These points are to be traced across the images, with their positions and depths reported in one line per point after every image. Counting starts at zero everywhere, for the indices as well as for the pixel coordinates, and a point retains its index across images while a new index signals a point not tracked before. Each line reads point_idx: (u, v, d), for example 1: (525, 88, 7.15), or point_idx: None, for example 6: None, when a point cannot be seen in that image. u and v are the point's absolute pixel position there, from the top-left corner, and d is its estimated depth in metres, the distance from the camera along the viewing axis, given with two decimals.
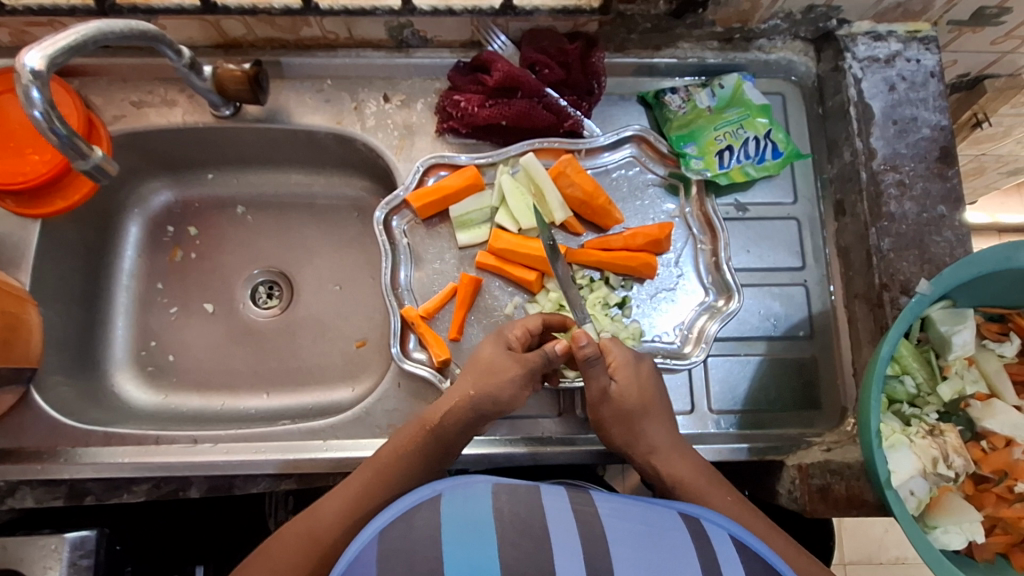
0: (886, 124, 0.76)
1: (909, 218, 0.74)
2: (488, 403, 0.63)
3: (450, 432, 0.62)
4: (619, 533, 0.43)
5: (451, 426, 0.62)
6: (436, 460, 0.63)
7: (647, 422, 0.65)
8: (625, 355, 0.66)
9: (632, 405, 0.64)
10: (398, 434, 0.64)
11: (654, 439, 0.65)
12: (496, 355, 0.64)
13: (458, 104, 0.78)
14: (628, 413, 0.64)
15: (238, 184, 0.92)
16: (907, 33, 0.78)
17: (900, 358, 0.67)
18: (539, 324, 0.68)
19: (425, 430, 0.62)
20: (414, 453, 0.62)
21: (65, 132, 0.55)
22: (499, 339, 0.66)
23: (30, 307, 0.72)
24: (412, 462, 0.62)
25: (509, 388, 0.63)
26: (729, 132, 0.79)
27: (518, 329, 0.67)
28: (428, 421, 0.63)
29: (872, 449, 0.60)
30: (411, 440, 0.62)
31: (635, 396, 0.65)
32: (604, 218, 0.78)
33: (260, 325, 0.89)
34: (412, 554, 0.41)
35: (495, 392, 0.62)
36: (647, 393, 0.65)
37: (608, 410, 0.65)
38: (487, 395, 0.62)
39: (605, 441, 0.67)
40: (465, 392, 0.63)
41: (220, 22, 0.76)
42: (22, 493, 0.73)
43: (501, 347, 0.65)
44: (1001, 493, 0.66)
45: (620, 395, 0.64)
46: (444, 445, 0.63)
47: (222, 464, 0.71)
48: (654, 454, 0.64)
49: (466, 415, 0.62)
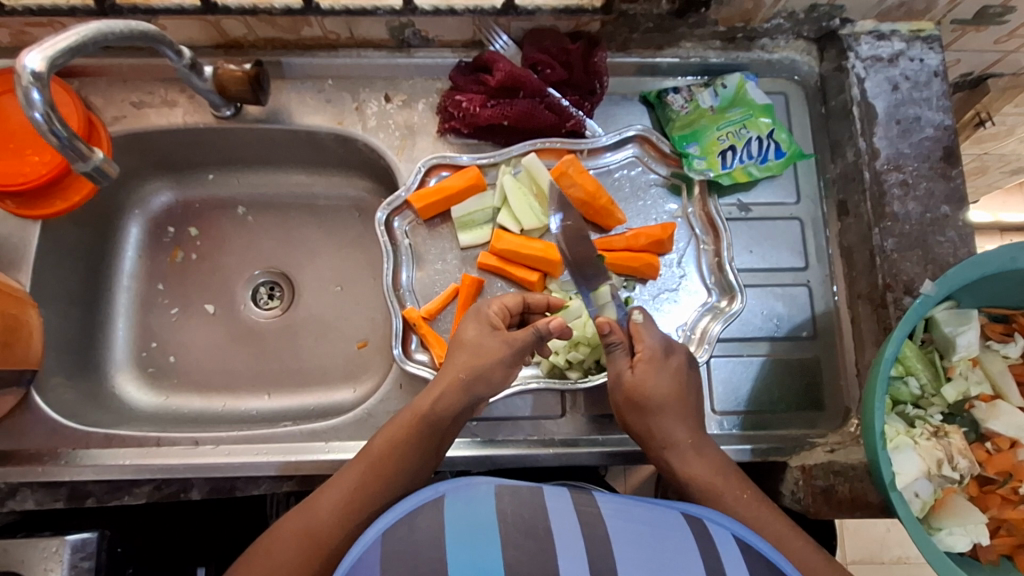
0: (890, 123, 0.76)
1: (913, 218, 0.74)
2: (480, 384, 0.64)
3: (443, 418, 0.63)
4: (623, 534, 0.43)
5: (443, 412, 0.63)
6: (431, 448, 0.63)
7: (661, 417, 0.63)
8: (653, 348, 0.65)
9: (648, 397, 0.63)
10: (391, 424, 0.63)
11: (671, 434, 0.63)
12: (483, 337, 0.65)
13: (460, 105, 0.78)
14: (643, 404, 0.64)
15: (238, 185, 0.92)
16: (911, 32, 0.78)
17: (905, 358, 0.66)
18: (518, 303, 0.69)
19: (416, 418, 0.62)
20: (406, 443, 0.61)
21: (65, 134, 0.54)
22: (480, 319, 0.67)
23: (30, 309, 0.72)
24: (406, 451, 0.61)
25: (500, 367, 0.64)
26: (731, 131, 0.78)
27: (496, 305, 0.67)
28: (421, 410, 0.63)
29: (875, 450, 0.59)
30: (403, 430, 0.62)
31: (652, 389, 0.63)
32: (606, 219, 0.78)
33: (260, 326, 0.89)
34: (415, 556, 0.41)
35: (487, 373, 0.64)
36: (669, 388, 0.64)
37: (622, 395, 0.65)
38: (478, 376, 0.63)
39: (624, 426, 0.68)
40: (457, 375, 0.63)
41: (221, 23, 0.75)
42: (23, 495, 0.72)
43: (484, 327, 0.66)
44: (1006, 495, 0.66)
45: (636, 385, 0.64)
46: (437, 431, 0.63)
47: (223, 466, 0.71)
48: (669, 449, 0.63)
49: (455, 399, 0.63)
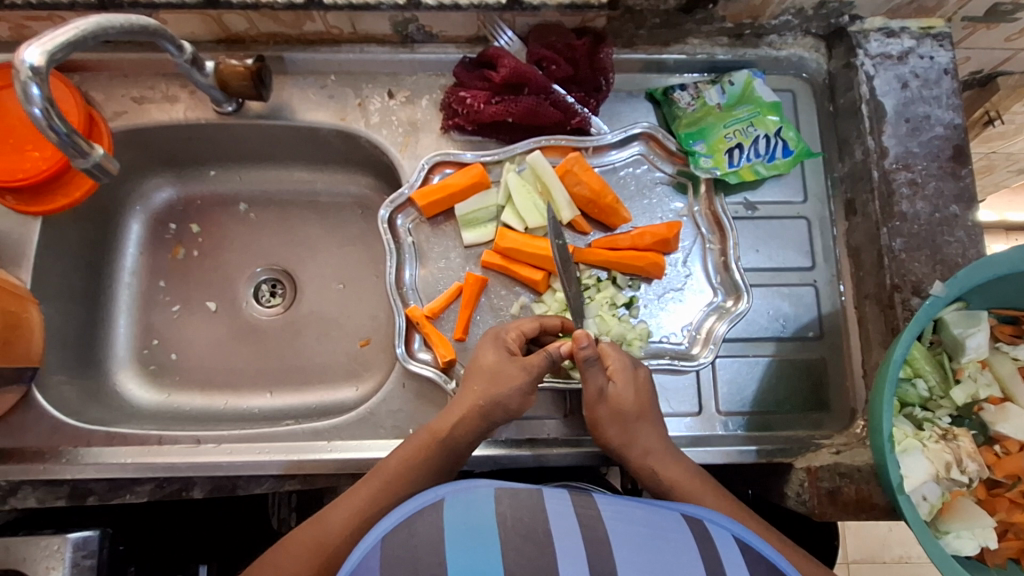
0: (899, 122, 0.75)
1: (921, 218, 0.73)
2: (496, 411, 0.63)
3: (460, 442, 0.63)
4: (624, 537, 0.43)
5: (461, 436, 0.63)
6: (447, 470, 0.63)
7: (641, 426, 0.64)
8: (622, 362, 0.66)
9: (629, 407, 0.64)
10: (407, 444, 0.63)
11: (648, 440, 0.64)
12: (502, 363, 0.65)
13: (464, 101, 0.77)
14: (624, 414, 0.64)
15: (240, 181, 0.91)
16: (920, 29, 0.77)
17: (913, 361, 0.66)
18: (535, 329, 0.68)
19: (434, 440, 0.62)
20: (423, 464, 0.61)
21: (65, 130, 0.53)
22: (499, 343, 0.67)
23: (30, 306, 0.71)
24: (421, 472, 0.61)
25: (518, 396, 0.64)
26: (738, 130, 0.77)
27: (514, 331, 0.67)
28: (439, 432, 0.63)
29: (884, 454, 0.59)
30: (419, 452, 0.62)
31: (631, 401, 0.64)
32: (611, 217, 0.77)
33: (262, 324, 0.88)
34: (415, 560, 0.41)
35: (504, 401, 0.63)
36: (643, 397, 0.65)
37: (605, 409, 0.64)
38: (495, 404, 0.63)
39: (597, 444, 0.67)
40: (476, 402, 0.63)
41: (222, 17, 0.74)
42: (24, 493, 0.72)
43: (502, 353, 0.66)
44: (1014, 498, 0.65)
45: (617, 396, 0.64)
46: (453, 455, 0.63)
47: (224, 465, 0.71)
48: (652, 455, 0.63)
49: (474, 425, 0.63)
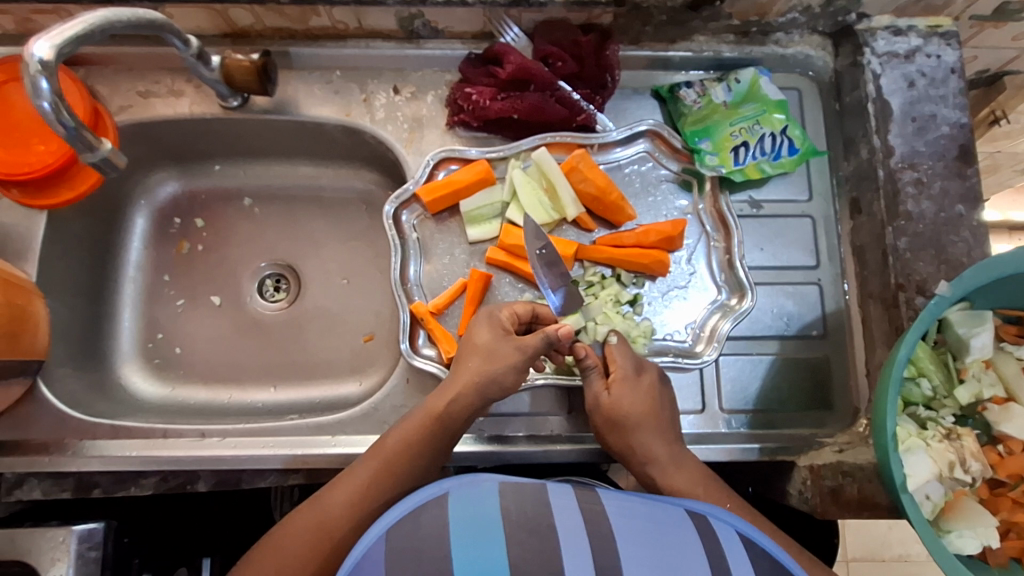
0: (905, 121, 0.75)
1: (927, 217, 0.73)
2: (492, 388, 0.64)
3: (456, 421, 0.63)
4: (628, 533, 0.43)
5: (457, 414, 0.63)
6: (443, 448, 0.63)
7: (639, 434, 0.64)
8: (626, 368, 0.66)
9: (625, 415, 0.64)
10: (404, 423, 0.63)
11: (650, 450, 0.64)
12: (497, 342, 0.65)
13: (469, 97, 0.77)
14: (622, 422, 0.65)
15: (244, 176, 0.91)
16: (928, 28, 0.77)
17: (917, 360, 0.66)
18: (528, 311, 0.68)
19: (432, 418, 0.63)
20: (421, 443, 0.62)
21: (72, 124, 0.54)
22: (493, 324, 0.66)
23: (36, 299, 0.72)
24: (419, 452, 0.62)
25: (512, 373, 0.64)
26: (744, 128, 0.78)
27: (508, 311, 0.67)
28: (435, 411, 0.63)
29: (887, 453, 0.59)
30: (417, 430, 0.62)
31: (628, 409, 0.64)
32: (616, 214, 0.77)
33: (266, 318, 0.89)
34: (420, 553, 0.41)
35: (499, 378, 0.64)
36: (643, 405, 0.65)
37: (601, 416, 0.66)
38: (490, 380, 0.63)
39: (604, 446, 0.69)
40: (471, 379, 0.63)
41: (228, 11, 0.74)
42: (30, 486, 0.73)
43: (497, 332, 0.66)
44: (1017, 498, 0.66)
45: (613, 405, 0.65)
46: (449, 434, 0.63)
47: (229, 459, 0.71)
48: (656, 462, 0.64)
49: (470, 403, 0.64)
